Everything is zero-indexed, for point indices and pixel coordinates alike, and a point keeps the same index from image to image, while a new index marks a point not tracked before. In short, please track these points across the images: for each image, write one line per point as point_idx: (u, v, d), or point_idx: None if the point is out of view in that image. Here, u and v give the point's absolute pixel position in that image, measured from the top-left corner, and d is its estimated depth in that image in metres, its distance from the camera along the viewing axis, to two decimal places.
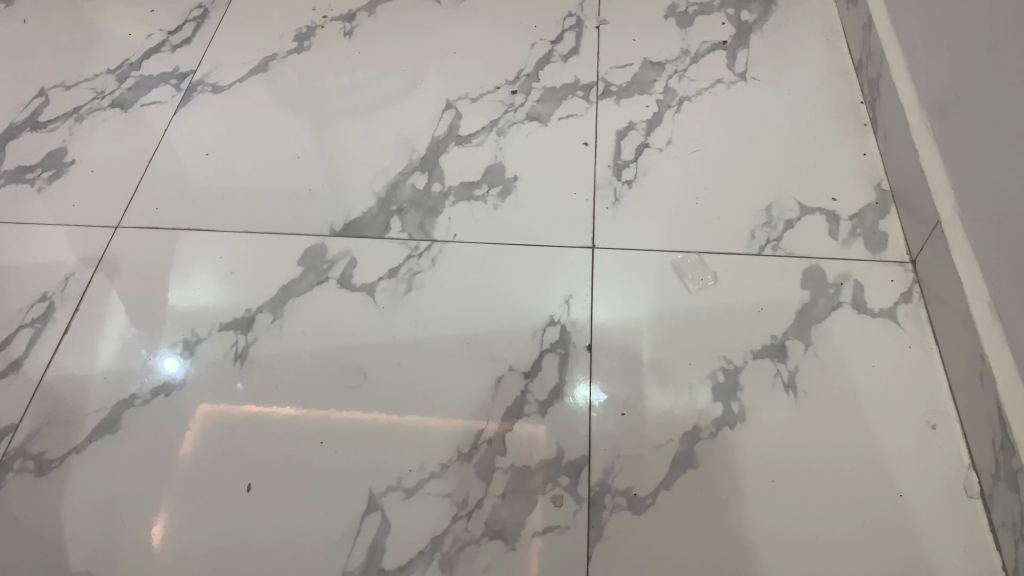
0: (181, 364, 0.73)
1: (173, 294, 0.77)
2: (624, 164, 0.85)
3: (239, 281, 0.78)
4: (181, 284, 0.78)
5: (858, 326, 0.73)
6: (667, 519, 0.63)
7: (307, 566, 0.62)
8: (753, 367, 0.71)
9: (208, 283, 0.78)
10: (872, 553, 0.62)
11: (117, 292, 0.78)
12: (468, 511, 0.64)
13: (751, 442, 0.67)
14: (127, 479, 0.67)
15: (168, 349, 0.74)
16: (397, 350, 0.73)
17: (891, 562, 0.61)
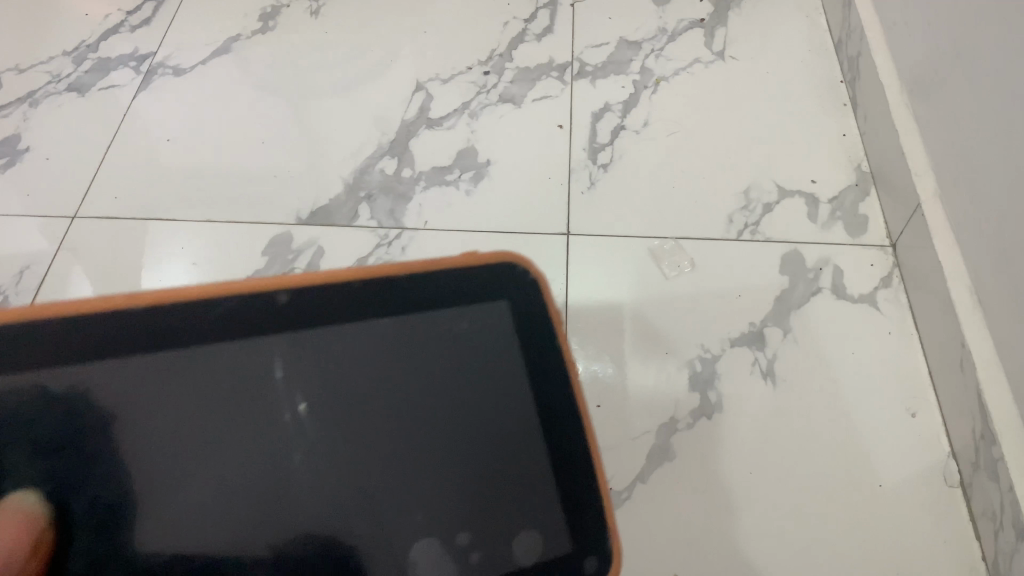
0: None
1: (141, 283, 0.75)
2: (600, 147, 0.83)
3: (209, 271, 0.75)
4: (156, 270, 0.76)
5: (837, 312, 0.72)
6: (644, 513, 0.62)
7: None
8: (731, 354, 0.69)
9: (181, 272, 0.75)
10: (852, 545, 0.61)
11: (75, 284, 0.75)
12: None
13: (729, 432, 0.65)
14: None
15: None
16: None
17: (872, 552, 0.60)
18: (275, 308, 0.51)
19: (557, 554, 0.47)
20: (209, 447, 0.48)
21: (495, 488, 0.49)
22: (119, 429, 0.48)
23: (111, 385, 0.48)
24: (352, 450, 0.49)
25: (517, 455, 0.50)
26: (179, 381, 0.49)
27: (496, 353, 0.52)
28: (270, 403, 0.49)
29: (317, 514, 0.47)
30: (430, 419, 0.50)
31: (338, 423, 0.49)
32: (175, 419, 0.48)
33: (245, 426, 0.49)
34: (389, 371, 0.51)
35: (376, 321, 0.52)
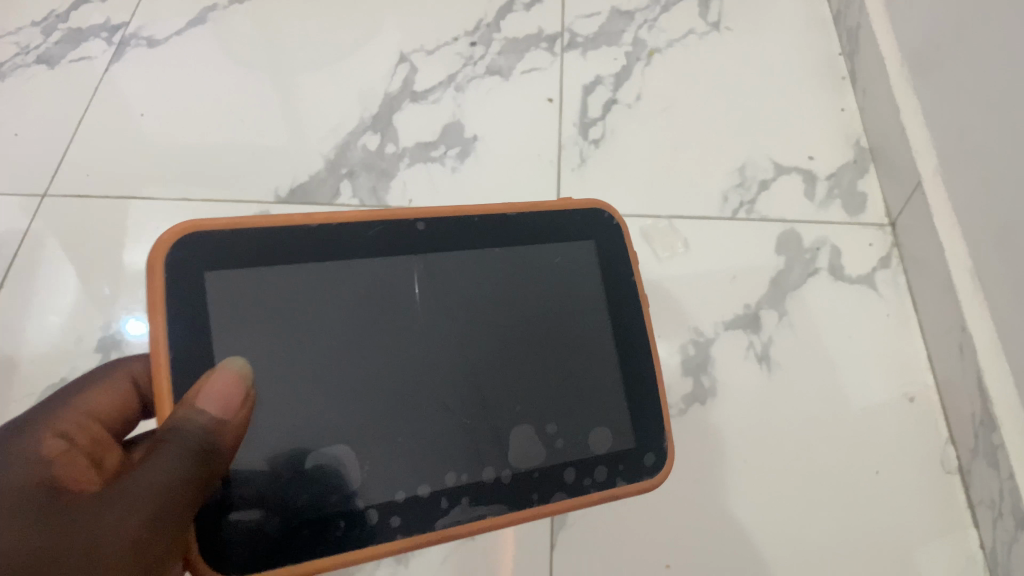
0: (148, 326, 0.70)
1: (125, 253, 0.73)
2: (591, 122, 0.80)
3: None
4: (142, 242, 0.74)
5: (834, 293, 0.70)
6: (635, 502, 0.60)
7: None
8: (724, 338, 0.67)
9: None
10: (846, 535, 0.59)
11: (50, 263, 0.73)
12: None
13: (721, 419, 0.63)
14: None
15: (127, 313, 0.70)
16: None
17: (866, 542, 0.59)
18: (407, 230, 0.50)
19: (630, 449, 0.51)
20: (339, 345, 0.47)
21: (582, 386, 0.51)
22: (244, 328, 0.45)
23: (233, 285, 0.45)
24: (466, 348, 0.49)
25: (600, 361, 0.52)
26: (317, 293, 0.47)
27: (585, 268, 0.53)
28: (397, 301, 0.48)
29: (439, 407, 0.48)
30: (532, 321, 0.51)
31: (456, 321, 0.50)
32: (300, 318, 0.46)
33: (371, 321, 0.48)
34: (502, 278, 0.51)
35: (499, 251, 0.51)
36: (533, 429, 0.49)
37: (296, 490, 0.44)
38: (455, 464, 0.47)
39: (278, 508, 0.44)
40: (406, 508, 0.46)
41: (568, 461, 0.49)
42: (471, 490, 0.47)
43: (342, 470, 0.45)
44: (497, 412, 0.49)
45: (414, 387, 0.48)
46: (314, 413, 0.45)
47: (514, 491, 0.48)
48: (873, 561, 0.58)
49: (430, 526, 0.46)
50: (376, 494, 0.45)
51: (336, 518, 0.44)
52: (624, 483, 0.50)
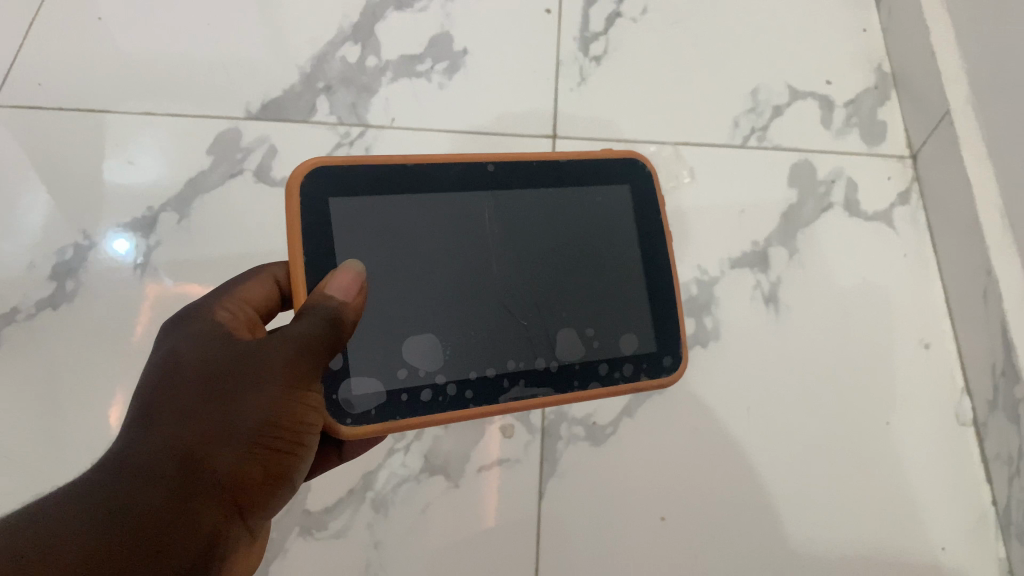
0: (133, 245, 0.64)
1: (105, 165, 0.66)
2: (592, 37, 0.73)
3: (181, 154, 0.66)
4: (121, 152, 0.67)
5: (849, 231, 0.65)
6: (630, 450, 0.56)
7: None
8: (729, 277, 0.62)
9: (153, 152, 0.67)
10: (851, 488, 0.56)
11: (22, 180, 0.66)
12: (406, 443, 0.55)
13: (723, 364, 0.59)
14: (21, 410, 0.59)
15: (112, 231, 0.64)
16: None
17: (874, 495, 0.56)
18: (474, 171, 0.47)
19: (656, 352, 0.48)
20: (423, 250, 0.45)
21: (628, 296, 0.48)
22: (358, 239, 0.44)
23: (360, 208, 0.44)
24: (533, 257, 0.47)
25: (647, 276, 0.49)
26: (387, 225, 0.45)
27: (626, 202, 0.50)
28: (468, 216, 0.46)
29: (500, 307, 0.46)
30: (586, 237, 0.48)
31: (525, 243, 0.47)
32: (395, 226, 0.45)
33: (446, 233, 0.46)
34: (567, 204, 0.48)
35: (552, 192, 0.48)
36: (581, 331, 0.47)
37: (394, 367, 0.43)
38: (509, 353, 0.45)
39: (380, 378, 0.43)
40: (472, 386, 0.44)
41: (608, 360, 0.47)
42: (527, 375, 0.45)
43: (433, 347, 0.44)
44: (550, 311, 0.46)
45: (479, 288, 0.45)
46: (397, 309, 0.44)
47: (566, 379, 0.46)
48: (881, 516, 0.55)
49: (493, 403, 0.44)
50: (452, 370, 0.44)
51: (415, 393, 0.43)
52: (644, 378, 0.48)
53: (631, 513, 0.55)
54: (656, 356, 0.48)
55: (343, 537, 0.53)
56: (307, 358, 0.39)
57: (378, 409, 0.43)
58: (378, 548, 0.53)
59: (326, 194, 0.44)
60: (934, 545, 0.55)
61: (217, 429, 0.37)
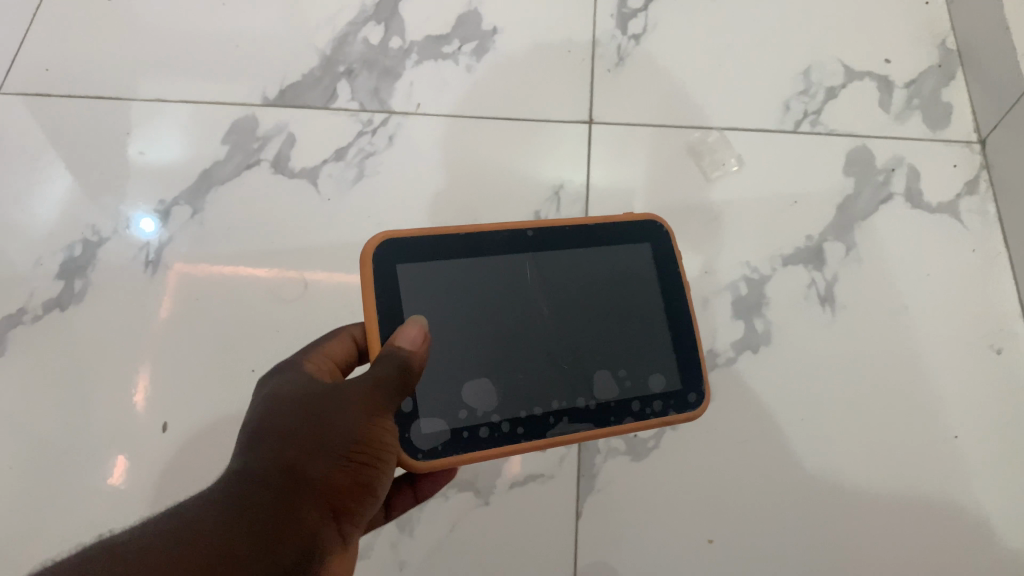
0: (158, 226, 0.60)
1: (131, 142, 0.63)
2: (631, 13, 0.68)
3: (206, 134, 0.63)
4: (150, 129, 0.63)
5: (911, 224, 0.60)
6: (673, 465, 0.52)
7: None
8: (781, 275, 0.58)
9: (180, 131, 0.63)
10: (917, 509, 0.51)
11: (42, 168, 0.62)
12: None
13: (775, 371, 0.55)
14: (26, 415, 0.55)
15: (139, 210, 0.61)
16: (346, 254, 0.60)
17: (941, 517, 0.51)
18: (515, 238, 0.43)
19: (680, 390, 0.43)
20: (476, 310, 0.41)
21: (661, 335, 0.44)
22: (408, 304, 0.41)
23: (415, 273, 0.41)
24: (586, 307, 0.43)
25: (685, 317, 0.44)
26: (440, 289, 0.41)
27: (660, 254, 0.45)
28: (508, 267, 0.43)
29: (542, 353, 0.42)
30: (623, 285, 0.44)
31: (580, 295, 0.43)
32: (445, 283, 0.41)
33: (490, 285, 0.42)
34: (606, 260, 0.44)
35: (589, 250, 0.44)
36: (619, 370, 0.43)
37: (454, 406, 0.40)
38: (552, 391, 0.41)
39: (440, 416, 0.40)
40: (522, 423, 0.40)
41: (643, 396, 0.42)
42: (570, 413, 0.41)
43: (487, 386, 0.40)
44: (590, 349, 0.42)
45: (522, 334, 0.42)
46: (450, 357, 0.41)
47: (606, 417, 0.41)
48: (949, 540, 0.51)
49: (539, 438, 0.40)
50: (505, 407, 0.40)
51: (475, 430, 0.40)
52: (672, 412, 0.43)
53: (676, 534, 0.51)
54: (682, 392, 0.43)
55: (366, 557, 0.49)
56: (390, 382, 0.37)
57: (441, 448, 0.39)
58: (402, 569, 0.49)
59: (389, 261, 0.41)
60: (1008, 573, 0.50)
61: (311, 446, 0.34)
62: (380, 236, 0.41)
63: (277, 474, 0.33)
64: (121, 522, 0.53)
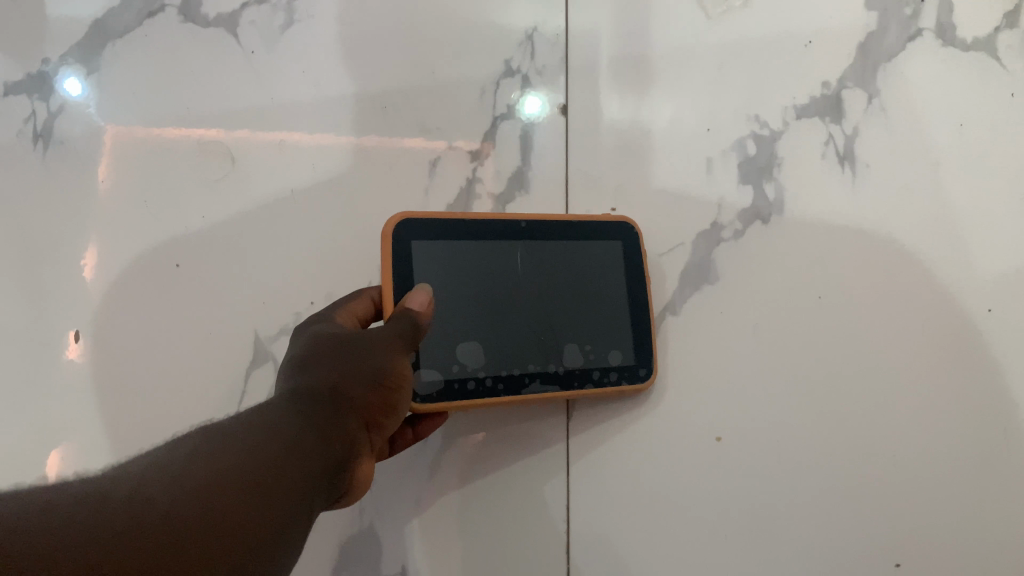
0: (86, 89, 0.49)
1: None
2: None
3: None
4: None
5: (943, 65, 0.51)
6: (674, 358, 0.46)
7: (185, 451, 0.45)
8: (796, 130, 0.50)
9: None
10: (954, 394, 0.45)
11: None
12: None
13: (788, 243, 0.47)
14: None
15: (41, 69, 0.49)
16: (279, 119, 0.50)
17: (978, 407, 0.44)
18: (508, 228, 0.43)
19: (633, 364, 0.44)
20: (475, 283, 0.42)
21: (625, 318, 0.44)
22: (417, 271, 0.41)
23: (425, 245, 0.41)
24: (575, 287, 0.44)
25: (645, 308, 0.44)
26: (445, 264, 0.41)
27: (629, 252, 0.45)
28: (500, 248, 0.43)
29: (523, 323, 0.42)
30: (596, 274, 0.44)
31: (571, 279, 0.44)
32: (450, 257, 0.42)
33: (490, 263, 0.42)
34: (586, 249, 0.44)
35: (568, 243, 0.44)
36: (585, 343, 0.43)
37: (447, 359, 0.40)
38: (528, 354, 0.42)
39: (434, 367, 0.40)
40: (502, 380, 0.41)
41: (602, 365, 0.43)
42: (544, 374, 0.42)
43: (475, 346, 0.41)
44: (565, 321, 0.43)
45: (508, 303, 0.42)
46: (446, 320, 0.41)
47: (571, 380, 0.42)
48: (986, 432, 0.44)
49: (515, 394, 0.41)
50: (492, 364, 0.41)
51: (463, 383, 0.40)
52: (625, 384, 0.43)
53: (681, 435, 0.44)
54: (634, 367, 0.44)
55: None
56: (409, 333, 0.37)
57: (435, 396, 0.40)
58: (371, 488, 0.43)
59: (403, 237, 0.41)
60: None
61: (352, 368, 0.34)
62: (397, 214, 0.41)
63: (327, 386, 0.33)
64: (28, 444, 0.44)
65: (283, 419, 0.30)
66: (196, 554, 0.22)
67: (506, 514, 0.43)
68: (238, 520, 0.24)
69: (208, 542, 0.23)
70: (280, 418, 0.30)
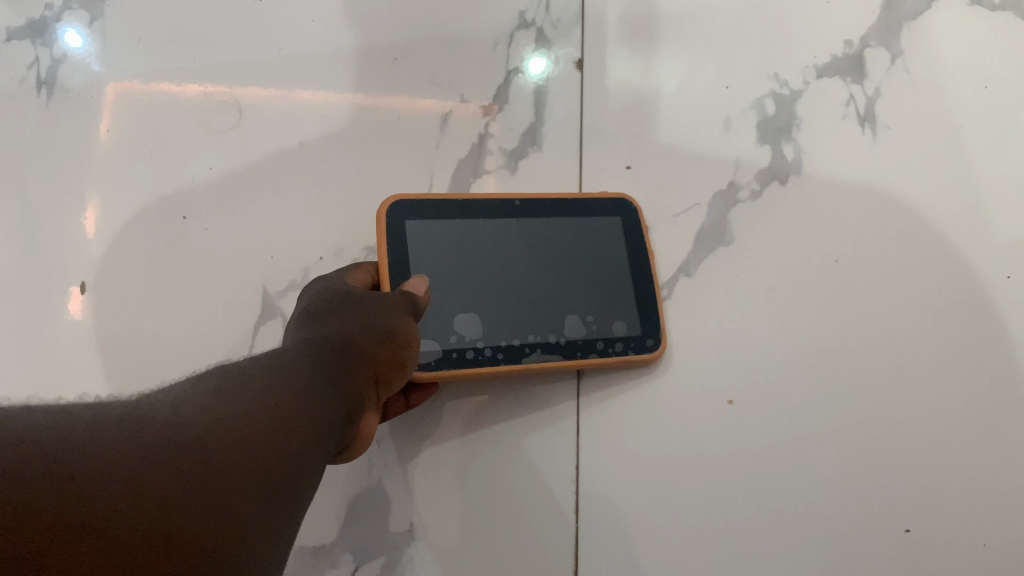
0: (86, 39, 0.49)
1: None
2: None
3: None
4: None
5: (969, 24, 0.50)
6: (688, 319, 0.45)
7: None
8: (817, 89, 0.48)
9: None
10: (972, 359, 0.44)
11: None
12: None
13: (807, 205, 0.47)
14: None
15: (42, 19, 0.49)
16: (288, 69, 0.49)
17: (998, 370, 0.44)
18: (502, 207, 0.44)
19: (638, 335, 0.43)
20: (471, 257, 0.42)
21: (629, 292, 0.44)
22: (412, 247, 0.42)
23: (419, 224, 0.42)
24: (574, 261, 0.44)
25: (647, 281, 0.44)
26: (441, 240, 0.42)
27: (628, 228, 0.45)
28: (496, 225, 0.43)
29: (522, 295, 0.42)
30: (595, 250, 0.44)
31: (569, 253, 0.44)
32: (445, 235, 0.43)
33: (486, 240, 0.43)
34: (584, 225, 0.44)
35: (564, 220, 0.44)
36: (587, 315, 0.43)
37: (445, 330, 0.41)
38: (527, 325, 0.42)
39: (432, 338, 0.41)
40: (502, 349, 0.41)
41: (607, 336, 0.43)
42: (544, 345, 0.42)
43: (474, 317, 0.41)
44: (566, 293, 0.43)
45: (507, 276, 0.42)
46: (444, 293, 0.42)
47: (573, 350, 0.42)
48: (1006, 397, 0.43)
49: (514, 363, 0.41)
50: (490, 334, 0.41)
51: (462, 353, 0.41)
52: (632, 353, 0.42)
53: (693, 398, 0.43)
54: (640, 337, 0.43)
55: None
56: (411, 303, 0.38)
57: (432, 366, 0.40)
58: (380, 446, 0.42)
59: (397, 217, 0.42)
60: None
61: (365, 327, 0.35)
62: (391, 196, 0.42)
63: (343, 339, 0.33)
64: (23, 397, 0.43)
65: (301, 366, 0.30)
66: (225, 469, 0.23)
67: (516, 476, 0.42)
68: (263, 455, 0.24)
69: (235, 462, 0.23)
70: (298, 365, 0.30)
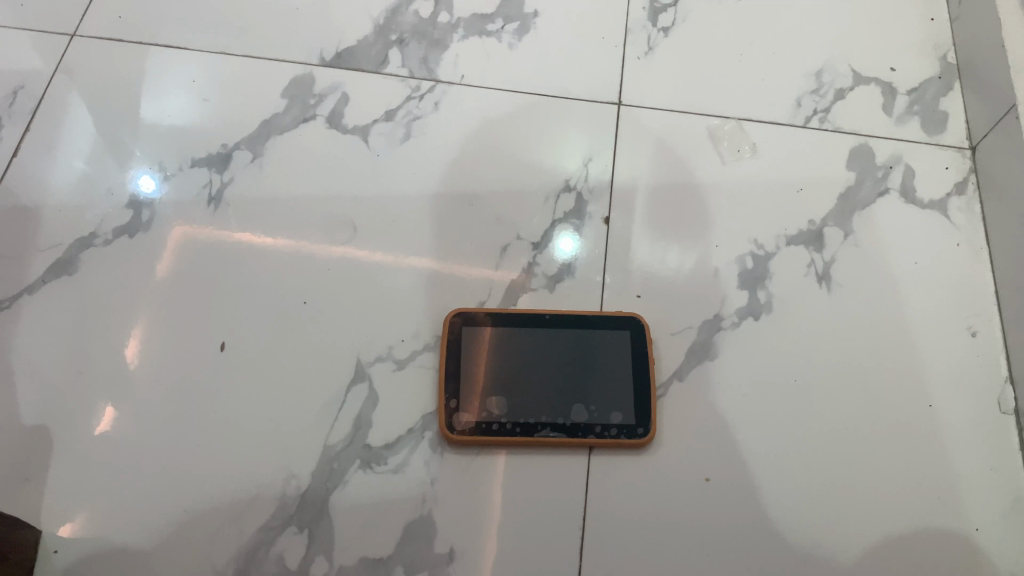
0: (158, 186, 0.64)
1: (203, 92, 0.68)
2: (662, 8, 0.75)
3: (262, 90, 0.68)
4: (200, 85, 0.68)
5: (905, 215, 0.66)
6: (677, 412, 0.57)
7: (292, 444, 0.55)
8: (785, 253, 0.64)
9: (215, 88, 0.68)
10: (897, 469, 0.57)
11: (110, 109, 0.67)
12: (456, 396, 0.55)
13: (775, 337, 0.60)
14: (73, 326, 0.58)
15: (215, 151, 0.66)
16: (388, 201, 0.64)
17: (916, 475, 0.57)
18: (534, 319, 0.58)
19: (632, 423, 0.55)
20: (506, 355, 0.56)
21: (629, 389, 0.56)
22: (462, 347, 0.57)
23: (470, 330, 0.57)
24: (587, 362, 0.56)
25: (647, 381, 0.56)
26: (485, 341, 0.57)
27: (635, 341, 0.58)
28: (528, 333, 0.57)
29: (541, 386, 0.55)
30: (605, 356, 0.57)
31: (581, 357, 0.57)
32: (489, 337, 0.57)
33: (519, 343, 0.57)
34: (597, 336, 0.57)
35: (580, 333, 0.57)
36: (590, 405, 0.55)
37: (479, 407, 0.55)
38: (542, 407, 0.55)
39: (469, 412, 0.55)
40: (520, 424, 0.54)
41: (604, 422, 0.55)
42: (553, 423, 0.55)
43: (500, 398, 0.55)
44: (575, 387, 0.56)
45: (531, 371, 0.56)
46: (482, 379, 0.56)
47: (575, 430, 0.55)
48: (918, 496, 0.56)
49: (527, 435, 0.54)
50: (513, 413, 0.55)
51: (488, 424, 0.54)
52: (623, 437, 0.55)
53: (676, 474, 0.56)
54: (632, 425, 0.55)
55: (400, 473, 0.55)
56: None
57: (468, 431, 0.54)
58: (432, 485, 0.54)
59: (456, 324, 0.58)
60: (968, 526, 0.55)
61: None
62: (454, 310, 0.58)
63: None
64: (169, 427, 0.56)
65: None
66: None
67: (535, 519, 0.54)
68: None
69: None
70: None
